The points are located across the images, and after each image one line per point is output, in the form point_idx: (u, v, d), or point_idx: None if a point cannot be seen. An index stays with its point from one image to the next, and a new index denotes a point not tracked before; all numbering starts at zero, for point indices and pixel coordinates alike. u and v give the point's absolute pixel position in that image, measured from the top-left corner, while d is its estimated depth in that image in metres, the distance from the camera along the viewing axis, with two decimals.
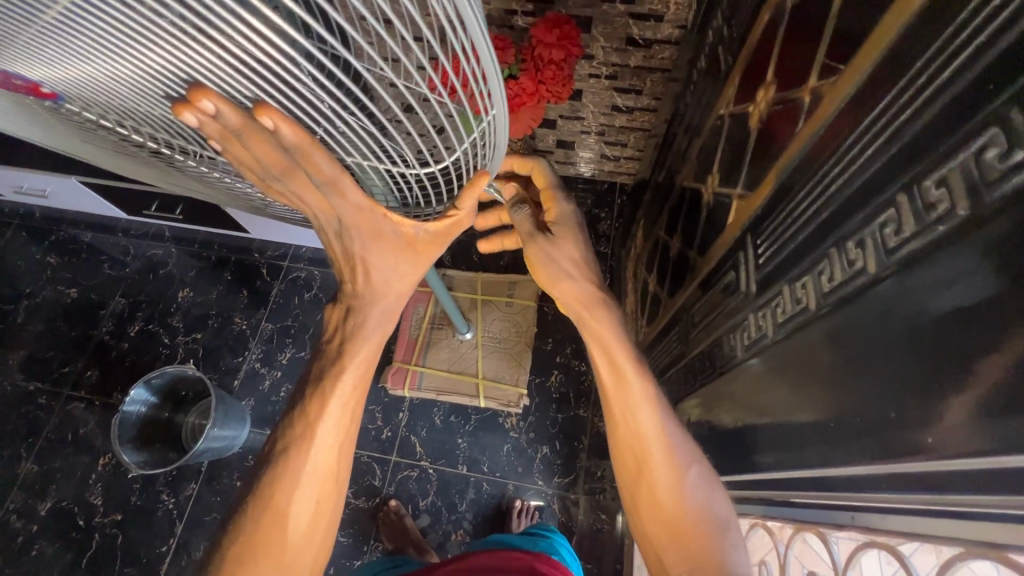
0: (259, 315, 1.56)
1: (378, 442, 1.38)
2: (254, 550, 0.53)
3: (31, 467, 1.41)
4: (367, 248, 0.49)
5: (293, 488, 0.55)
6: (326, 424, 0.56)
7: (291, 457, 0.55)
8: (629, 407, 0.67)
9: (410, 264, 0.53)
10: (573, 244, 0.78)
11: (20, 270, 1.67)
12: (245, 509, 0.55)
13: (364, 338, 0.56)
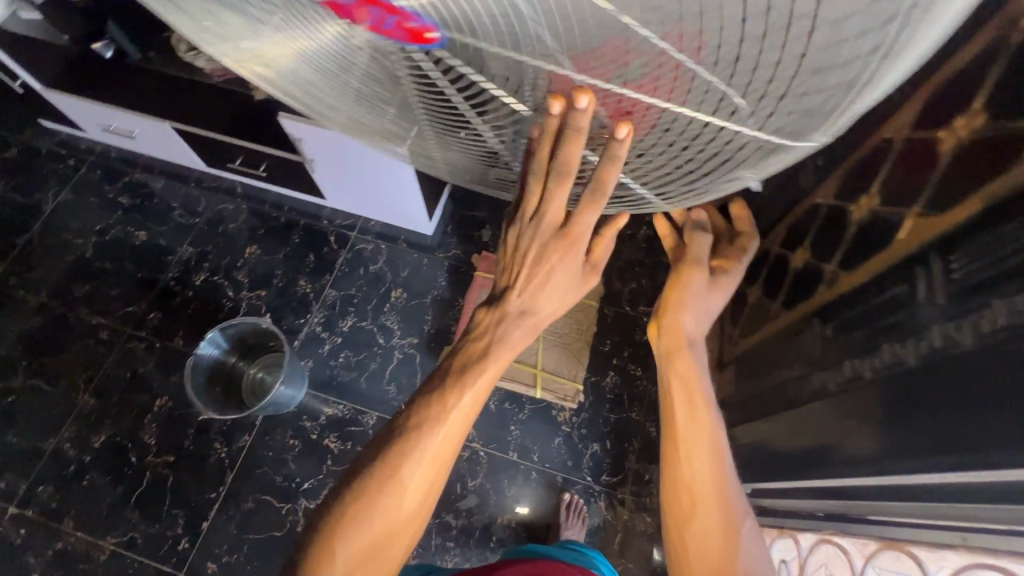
0: (324, 280, 1.59)
1: None
2: (364, 518, 0.52)
3: (89, 399, 1.43)
4: (548, 272, 0.48)
5: (416, 469, 0.52)
6: (457, 414, 0.52)
7: (417, 438, 0.52)
8: (700, 443, 0.58)
9: (570, 290, 0.49)
10: (716, 302, 0.69)
11: (92, 207, 1.70)
12: (365, 476, 0.53)
13: (511, 344, 0.51)
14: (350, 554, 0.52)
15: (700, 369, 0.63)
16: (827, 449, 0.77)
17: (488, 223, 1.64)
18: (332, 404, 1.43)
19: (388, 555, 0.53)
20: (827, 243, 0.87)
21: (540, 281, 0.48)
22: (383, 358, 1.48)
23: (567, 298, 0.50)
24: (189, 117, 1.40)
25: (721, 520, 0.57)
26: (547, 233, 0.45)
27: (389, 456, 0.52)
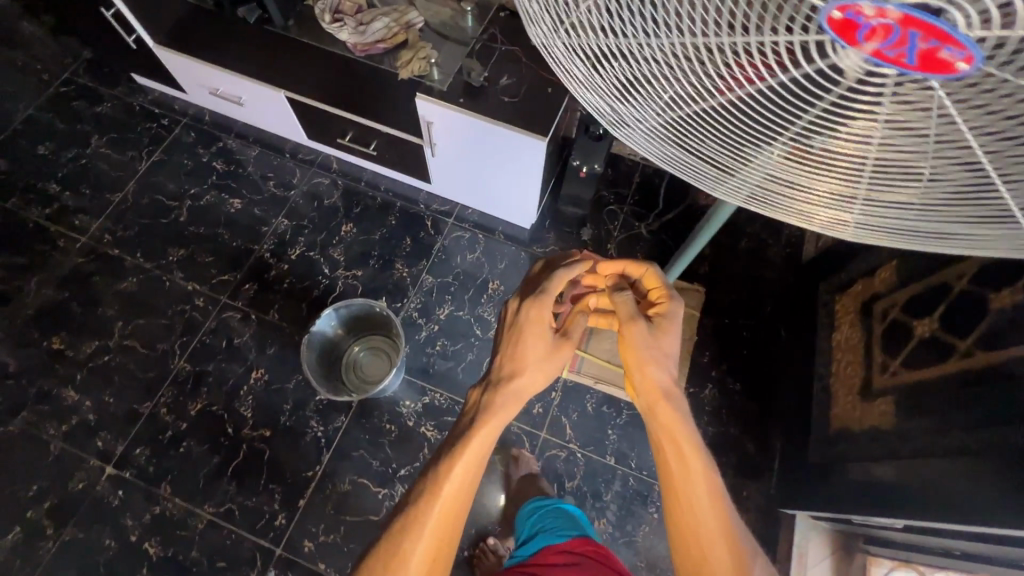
0: (420, 266, 1.57)
1: (529, 415, 1.40)
2: (386, 570, 0.67)
3: (184, 365, 1.42)
4: (535, 346, 0.77)
5: (416, 539, 0.67)
6: (454, 480, 0.69)
7: (421, 509, 0.69)
8: (673, 479, 0.71)
9: (552, 360, 0.77)
10: (667, 342, 0.79)
11: (186, 170, 1.67)
12: (380, 543, 0.69)
13: (497, 412, 0.73)
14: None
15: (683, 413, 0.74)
16: (982, 496, 0.71)
17: (589, 221, 1.61)
18: (427, 391, 1.41)
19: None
20: (994, 271, 0.82)
21: (521, 350, 0.77)
22: (479, 348, 1.47)
23: (550, 369, 0.77)
24: (296, 81, 1.33)
25: (706, 537, 0.69)
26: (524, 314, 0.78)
27: (393, 539, 0.68)
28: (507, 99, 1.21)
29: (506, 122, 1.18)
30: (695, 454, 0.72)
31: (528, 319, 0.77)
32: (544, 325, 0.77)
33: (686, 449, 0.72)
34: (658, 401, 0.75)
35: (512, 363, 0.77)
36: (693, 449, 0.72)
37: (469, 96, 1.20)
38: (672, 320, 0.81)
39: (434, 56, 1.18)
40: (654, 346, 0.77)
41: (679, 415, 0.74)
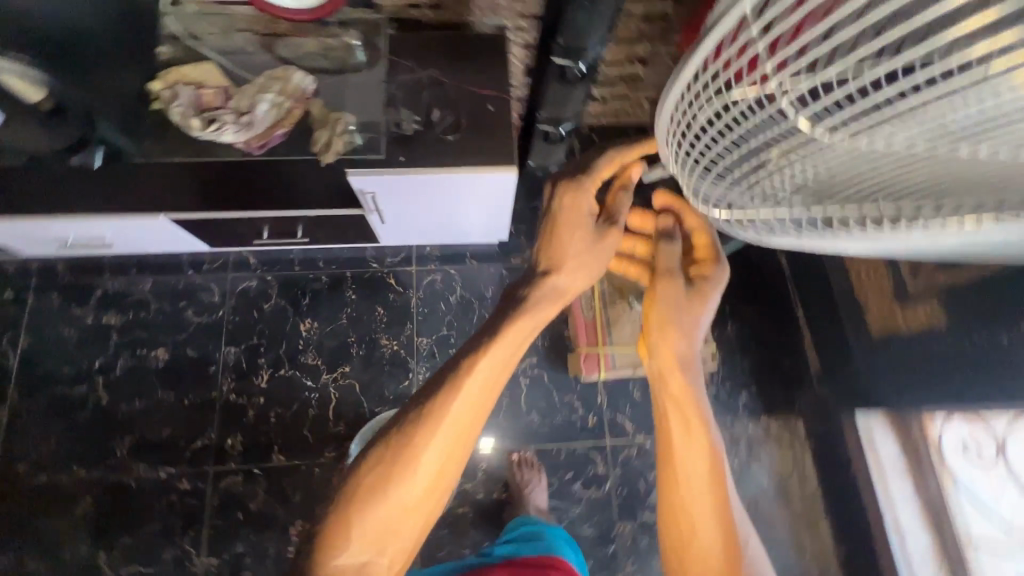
0: (407, 331, 1.40)
1: (587, 430, 1.37)
2: (389, 478, 0.51)
3: (208, 561, 1.21)
4: (569, 240, 0.61)
5: (434, 433, 0.51)
6: (479, 378, 0.53)
7: (437, 406, 0.52)
8: (676, 471, 0.59)
9: (595, 253, 0.61)
10: (703, 308, 0.63)
11: (74, 341, 1.32)
12: (387, 436, 0.52)
13: (529, 314, 0.57)
14: (371, 528, 0.50)
15: (700, 387, 0.61)
16: None
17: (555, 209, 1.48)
18: (484, 456, 1.34)
19: (405, 535, 0.51)
20: None
21: (559, 241, 0.61)
22: (510, 387, 1.39)
23: (587, 272, 0.61)
24: (169, 195, 1.02)
25: (707, 551, 0.57)
26: (560, 205, 0.62)
27: (402, 432, 0.52)
28: (451, 136, 1.01)
29: (463, 164, 0.99)
30: (705, 434, 0.60)
31: (563, 206, 0.62)
32: (583, 211, 0.61)
33: (697, 428, 0.59)
34: (671, 368, 0.62)
35: (548, 257, 0.61)
36: (704, 430, 0.60)
37: (408, 148, 1.00)
38: (716, 286, 0.65)
39: (352, 121, 0.99)
40: (682, 305, 0.63)
41: (695, 387, 0.61)
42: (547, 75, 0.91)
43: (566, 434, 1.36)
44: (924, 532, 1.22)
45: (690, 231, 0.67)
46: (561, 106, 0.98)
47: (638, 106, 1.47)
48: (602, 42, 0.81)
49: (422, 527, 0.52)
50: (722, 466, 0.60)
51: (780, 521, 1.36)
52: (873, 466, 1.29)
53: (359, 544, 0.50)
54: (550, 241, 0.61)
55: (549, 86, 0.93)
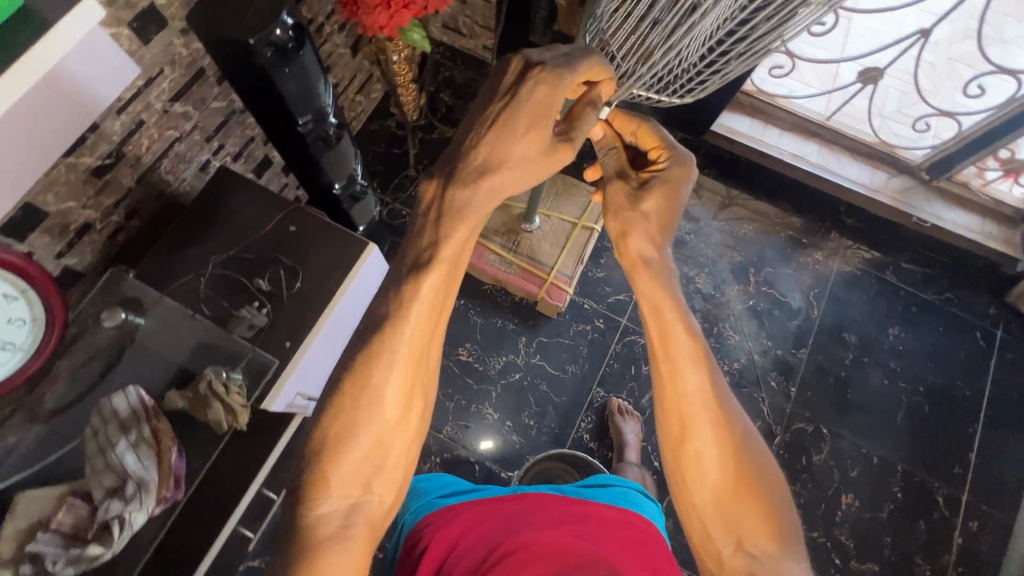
0: (431, 438, 1.33)
1: (607, 330, 1.43)
2: (357, 406, 0.56)
3: None
4: (522, 137, 0.59)
5: (388, 365, 0.56)
6: (416, 312, 0.57)
7: (384, 341, 0.56)
8: (677, 374, 0.57)
9: (538, 160, 0.60)
10: (659, 207, 0.63)
11: None
12: (345, 369, 0.57)
13: (465, 217, 0.58)
14: (349, 467, 0.55)
15: (668, 278, 0.61)
16: None
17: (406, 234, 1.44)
18: (579, 431, 1.36)
19: (390, 465, 0.57)
20: None
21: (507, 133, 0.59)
22: (534, 373, 1.39)
23: (520, 180, 0.60)
24: None
25: (713, 461, 0.57)
26: (523, 95, 0.58)
27: (355, 376, 0.56)
28: (299, 280, 0.89)
29: (339, 287, 0.89)
30: (680, 317, 0.59)
31: (532, 93, 0.58)
32: (545, 109, 0.59)
33: (670, 314, 0.59)
34: (637, 267, 0.61)
35: (493, 150, 0.58)
36: (678, 314, 0.59)
37: (284, 328, 0.87)
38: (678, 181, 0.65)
39: (218, 368, 0.80)
40: (633, 207, 0.64)
41: (664, 283, 0.60)
42: (314, 155, 0.82)
43: (600, 350, 1.41)
44: (808, 144, 1.53)
45: (637, 135, 0.72)
46: (343, 164, 0.90)
47: (355, 104, 1.42)
48: (331, 84, 0.73)
49: (399, 459, 0.57)
50: (714, 366, 0.58)
51: (745, 231, 1.56)
52: (752, 142, 1.53)
53: (341, 487, 0.55)
54: (497, 136, 0.58)
55: (324, 161, 0.85)
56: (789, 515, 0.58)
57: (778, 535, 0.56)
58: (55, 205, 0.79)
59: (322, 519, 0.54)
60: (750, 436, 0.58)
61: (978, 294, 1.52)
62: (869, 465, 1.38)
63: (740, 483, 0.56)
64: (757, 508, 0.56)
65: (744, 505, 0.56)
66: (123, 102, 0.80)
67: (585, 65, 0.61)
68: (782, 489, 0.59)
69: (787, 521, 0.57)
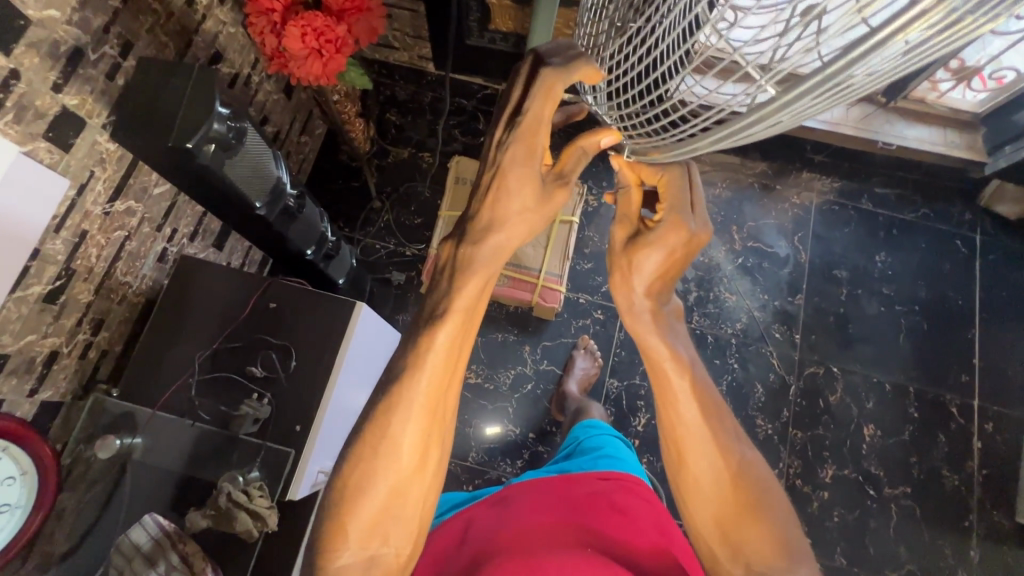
0: (459, 467, 1.32)
1: (607, 320, 1.41)
2: (376, 452, 0.47)
3: None
4: (514, 194, 0.50)
5: (407, 413, 0.47)
6: (432, 363, 0.48)
7: (400, 392, 0.47)
8: (668, 406, 0.56)
9: (541, 211, 0.51)
10: (652, 264, 0.56)
11: None
12: (368, 403, 0.48)
13: (481, 260, 0.50)
14: (367, 520, 0.47)
15: (657, 314, 0.58)
16: None
17: (385, 269, 1.40)
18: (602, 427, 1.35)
19: (408, 515, 0.49)
20: None
21: (501, 196, 0.50)
22: (544, 378, 1.37)
23: (527, 232, 0.52)
24: None
25: (713, 488, 0.55)
26: (504, 158, 0.48)
27: (375, 419, 0.47)
28: (294, 358, 0.85)
29: (337, 352, 0.85)
30: (670, 352, 0.56)
31: (512, 153, 0.48)
32: (530, 166, 0.49)
33: (656, 352, 0.56)
34: (625, 310, 0.59)
35: (493, 209, 0.50)
36: (669, 350, 0.56)
37: (291, 412, 0.83)
38: (677, 250, 0.55)
39: (235, 476, 0.75)
40: (629, 270, 0.57)
41: (656, 322, 0.57)
42: (280, 232, 0.77)
43: (604, 340, 1.40)
44: None
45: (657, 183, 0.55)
46: (312, 231, 0.86)
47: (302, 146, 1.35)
48: (282, 159, 0.69)
49: (420, 505, 0.49)
50: (708, 396, 0.56)
51: (720, 191, 1.55)
52: None
53: (360, 538, 0.47)
54: (495, 198, 0.50)
55: (292, 233, 0.80)
56: (797, 533, 0.55)
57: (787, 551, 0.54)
58: (14, 343, 0.73)
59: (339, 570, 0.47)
60: (749, 460, 0.56)
61: (952, 204, 1.55)
62: (884, 393, 1.41)
63: (745, 508, 0.54)
64: (758, 528, 0.54)
65: (744, 526, 0.54)
66: (59, 219, 0.74)
67: (583, 65, 0.44)
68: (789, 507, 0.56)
69: (796, 536, 0.55)
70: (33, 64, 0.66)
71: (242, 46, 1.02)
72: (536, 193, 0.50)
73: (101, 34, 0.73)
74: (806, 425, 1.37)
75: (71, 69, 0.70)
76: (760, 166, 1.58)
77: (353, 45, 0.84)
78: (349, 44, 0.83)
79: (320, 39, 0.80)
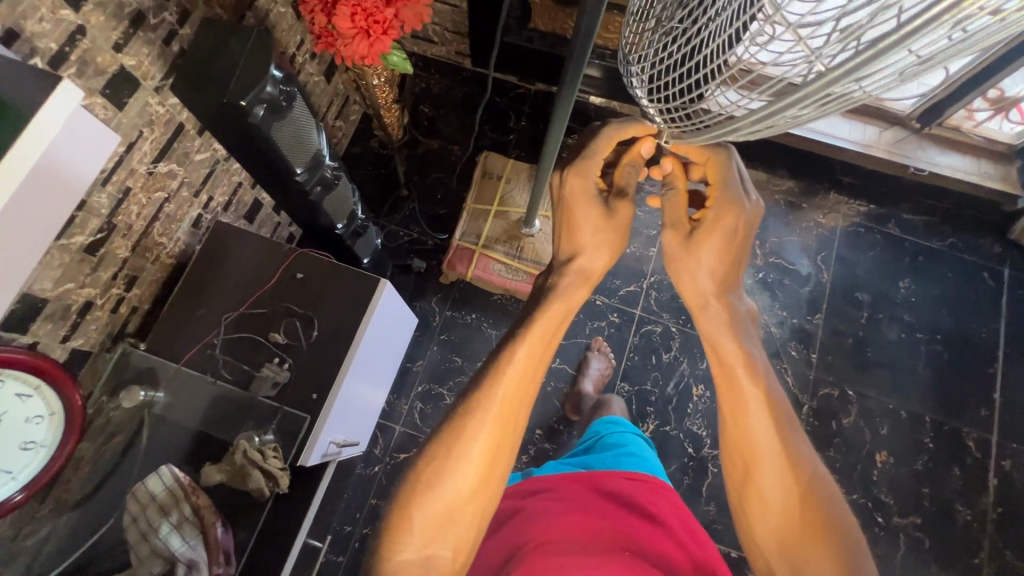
0: None
1: (622, 324, 1.41)
2: (450, 450, 0.57)
3: None
4: (580, 218, 0.65)
5: (482, 420, 0.58)
6: (510, 375, 0.59)
7: (479, 398, 0.58)
8: (740, 413, 0.58)
9: (611, 227, 0.65)
10: (717, 251, 0.61)
11: None
12: (452, 411, 0.59)
13: (558, 296, 0.62)
14: (433, 517, 0.56)
15: (736, 322, 0.61)
16: None
17: (407, 256, 1.42)
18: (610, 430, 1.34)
19: (465, 520, 0.57)
20: None
21: (576, 227, 0.66)
22: (555, 377, 1.38)
23: (604, 251, 0.65)
24: None
25: (775, 503, 0.56)
26: (566, 190, 0.66)
27: (452, 426, 0.58)
28: (316, 329, 0.87)
29: (360, 322, 0.87)
30: (744, 357, 0.59)
31: (572, 188, 0.65)
32: (587, 193, 0.65)
33: (730, 355, 0.60)
34: (700, 312, 0.63)
35: (571, 238, 0.66)
36: (743, 356, 0.59)
37: (309, 380, 0.84)
38: (736, 233, 0.60)
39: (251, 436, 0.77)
40: (695, 264, 0.62)
41: (731, 328, 0.61)
42: (315, 202, 0.79)
43: (618, 344, 1.40)
44: None
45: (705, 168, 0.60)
46: (343, 206, 0.88)
47: (336, 130, 1.39)
48: (325, 128, 0.71)
49: (482, 513, 0.58)
50: (781, 409, 0.58)
51: None
52: None
53: (422, 537, 0.56)
54: (568, 227, 0.66)
55: (325, 204, 0.82)
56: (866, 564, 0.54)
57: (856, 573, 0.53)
58: (53, 290, 0.76)
59: (399, 566, 0.55)
60: (821, 479, 0.56)
61: (981, 235, 1.53)
62: (899, 421, 1.39)
63: (811, 529, 0.55)
64: (823, 550, 0.54)
65: (810, 547, 0.55)
66: (106, 173, 0.77)
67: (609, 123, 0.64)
68: (860, 534, 0.55)
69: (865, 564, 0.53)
70: (99, 23, 0.69)
71: (290, 25, 1.05)
72: (598, 210, 0.65)
73: (162, 0, 0.76)
74: (816, 446, 1.35)
75: (132, 31, 0.74)
76: (788, 184, 1.57)
77: (397, 29, 0.86)
78: (394, 29, 0.85)
79: (367, 21, 0.83)
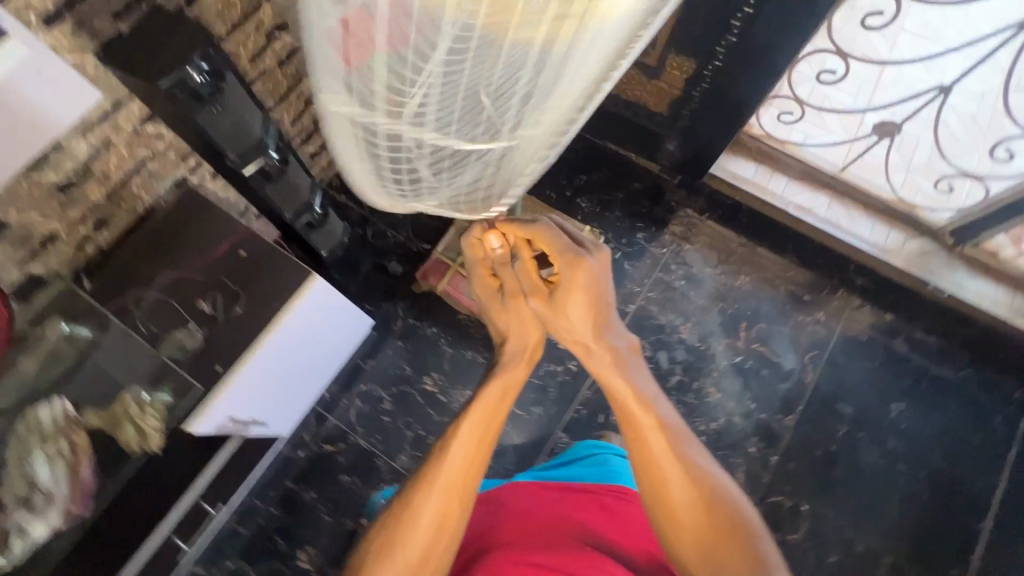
0: (385, 466, 1.32)
1: (579, 374, 1.37)
2: (404, 518, 0.67)
3: None
4: (505, 318, 0.75)
5: (432, 491, 0.68)
6: (457, 449, 0.70)
7: (431, 471, 0.70)
8: (641, 441, 0.70)
9: (525, 320, 0.75)
10: (582, 304, 0.72)
11: None
12: (409, 487, 0.70)
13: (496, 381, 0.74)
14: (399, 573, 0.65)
15: (629, 363, 0.74)
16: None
17: (387, 257, 1.44)
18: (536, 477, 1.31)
19: None
20: None
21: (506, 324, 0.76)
22: None
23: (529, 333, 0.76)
24: None
25: (682, 514, 0.67)
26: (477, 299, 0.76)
27: (405, 499, 0.69)
28: (239, 306, 0.90)
29: (279, 311, 0.89)
30: (636, 393, 0.72)
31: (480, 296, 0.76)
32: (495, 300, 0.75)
33: (628, 394, 0.72)
34: (591, 358, 0.75)
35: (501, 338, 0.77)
36: (635, 392, 0.72)
37: (216, 352, 0.88)
38: (590, 285, 0.70)
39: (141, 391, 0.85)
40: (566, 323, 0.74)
41: (624, 370, 0.73)
42: (256, 186, 0.92)
43: (568, 392, 1.36)
44: (818, 197, 1.43)
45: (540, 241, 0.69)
46: (291, 194, 1.00)
47: None
48: (266, 122, 0.83)
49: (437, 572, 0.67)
50: (670, 432, 0.70)
51: (742, 283, 1.47)
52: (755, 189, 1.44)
53: None
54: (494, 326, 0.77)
55: (267, 190, 0.95)
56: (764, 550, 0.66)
57: (756, 558, 0.65)
58: (17, 217, 0.84)
59: None
60: (717, 488, 0.68)
61: (1003, 375, 1.37)
62: (851, 553, 1.26)
63: (719, 529, 0.66)
64: (730, 547, 0.65)
65: (721, 546, 0.65)
66: (88, 123, 0.85)
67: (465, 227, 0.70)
68: (756, 524, 0.68)
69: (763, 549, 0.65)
70: None
71: None
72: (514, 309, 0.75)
73: None
74: None
75: None
76: (796, 272, 1.47)
77: None
78: None
79: None
